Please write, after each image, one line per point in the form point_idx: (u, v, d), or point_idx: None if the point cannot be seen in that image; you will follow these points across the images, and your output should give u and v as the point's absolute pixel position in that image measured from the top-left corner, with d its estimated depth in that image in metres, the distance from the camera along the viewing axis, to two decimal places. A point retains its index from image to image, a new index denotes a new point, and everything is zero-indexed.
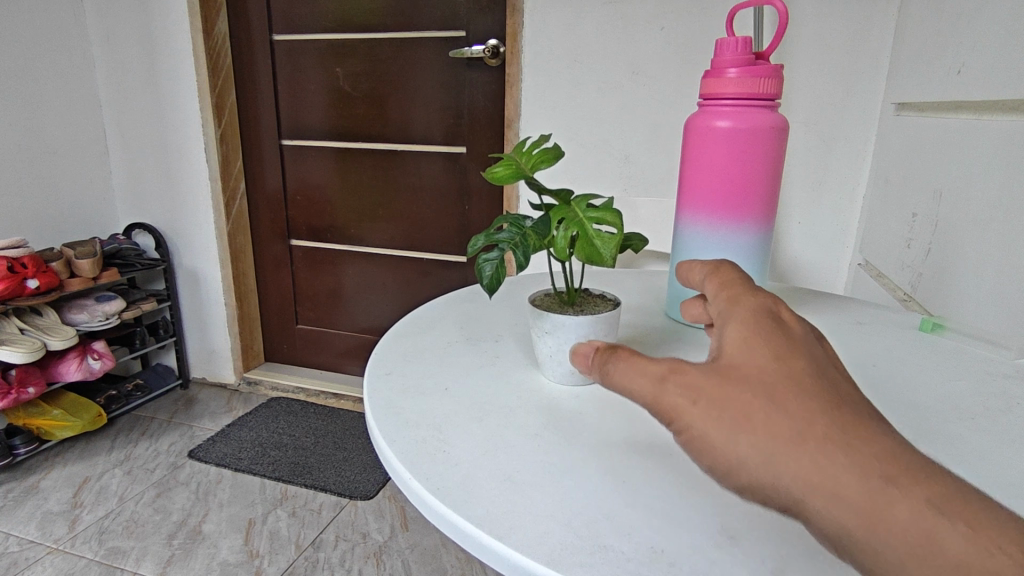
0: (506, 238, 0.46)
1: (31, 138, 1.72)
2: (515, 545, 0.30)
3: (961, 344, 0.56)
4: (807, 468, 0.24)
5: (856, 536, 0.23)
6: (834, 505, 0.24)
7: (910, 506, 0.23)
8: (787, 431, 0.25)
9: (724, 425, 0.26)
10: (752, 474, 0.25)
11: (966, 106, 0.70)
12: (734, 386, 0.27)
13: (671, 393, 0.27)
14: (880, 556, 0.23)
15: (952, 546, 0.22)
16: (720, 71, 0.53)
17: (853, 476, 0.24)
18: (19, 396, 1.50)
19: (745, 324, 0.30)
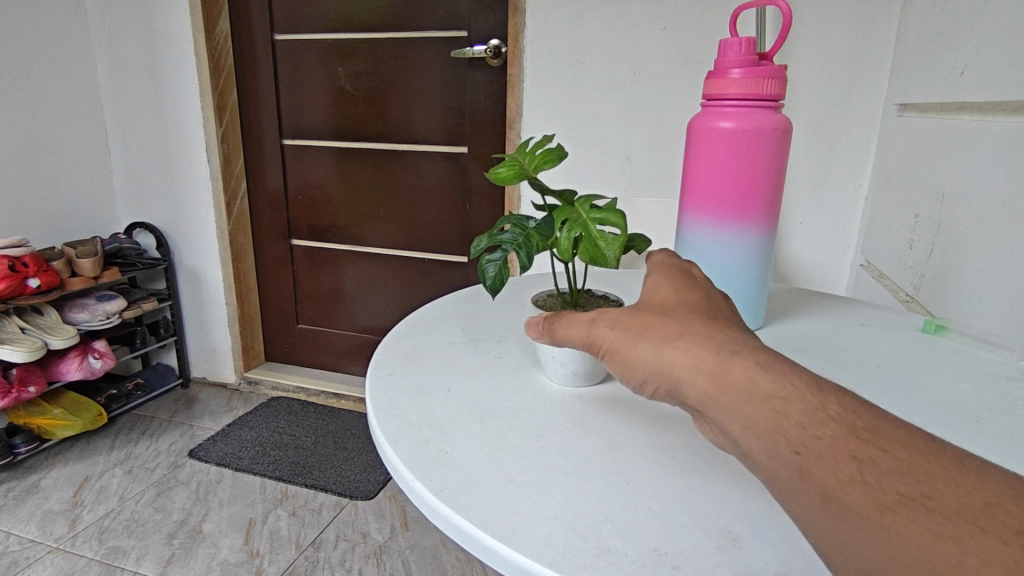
0: (508, 241, 0.46)
1: (32, 137, 1.72)
2: (519, 547, 0.30)
3: (965, 346, 0.56)
4: (674, 354, 0.32)
5: (707, 397, 0.30)
6: (691, 375, 0.31)
7: (746, 370, 0.29)
8: (668, 330, 0.33)
9: (624, 335, 0.34)
10: (641, 367, 0.33)
11: (969, 107, 0.70)
12: (635, 309, 0.35)
13: (594, 325, 0.36)
14: (724, 410, 0.29)
15: (772, 393, 0.28)
16: (723, 71, 0.53)
17: (706, 355, 0.31)
18: (19, 395, 1.50)
19: (658, 270, 0.39)
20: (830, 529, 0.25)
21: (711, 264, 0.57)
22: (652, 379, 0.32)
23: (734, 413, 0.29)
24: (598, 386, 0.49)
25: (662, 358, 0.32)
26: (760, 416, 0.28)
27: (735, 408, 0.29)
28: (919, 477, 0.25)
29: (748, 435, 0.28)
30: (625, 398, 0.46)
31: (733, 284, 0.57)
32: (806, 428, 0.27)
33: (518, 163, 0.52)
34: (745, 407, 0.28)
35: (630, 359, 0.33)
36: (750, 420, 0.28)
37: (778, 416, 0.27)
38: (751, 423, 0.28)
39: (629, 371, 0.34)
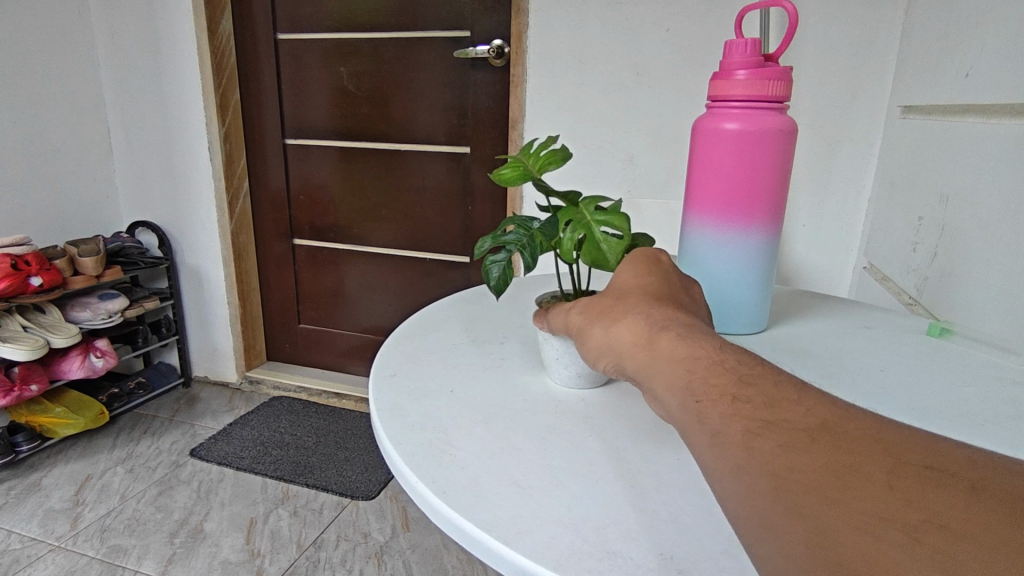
0: (513, 241, 0.46)
1: (36, 135, 1.72)
2: (524, 550, 0.30)
3: (969, 350, 0.56)
4: (616, 328, 0.38)
5: (637, 361, 0.36)
6: (625, 344, 0.37)
7: (666, 336, 0.35)
8: (616, 310, 0.39)
9: (585, 318, 0.41)
10: (593, 342, 0.40)
11: (973, 110, 0.70)
12: (597, 296, 0.42)
13: (568, 312, 0.43)
14: (645, 369, 0.35)
15: (681, 353, 0.34)
16: (728, 73, 0.52)
17: (638, 327, 0.37)
18: (22, 393, 1.50)
19: (631, 254, 0.44)
20: (708, 455, 0.29)
21: (714, 265, 0.57)
22: (600, 352, 0.39)
23: (651, 367, 0.34)
24: (601, 388, 0.49)
25: (608, 333, 0.39)
26: (669, 369, 0.33)
27: (653, 366, 0.34)
28: (788, 417, 0.29)
29: (660, 388, 0.33)
30: (629, 400, 0.46)
31: (737, 286, 0.57)
32: (702, 378, 0.32)
33: (522, 164, 0.52)
34: (660, 364, 0.34)
35: (586, 337, 0.40)
36: (662, 375, 0.33)
37: (683, 370, 0.33)
38: (662, 377, 0.33)
39: (585, 348, 0.40)
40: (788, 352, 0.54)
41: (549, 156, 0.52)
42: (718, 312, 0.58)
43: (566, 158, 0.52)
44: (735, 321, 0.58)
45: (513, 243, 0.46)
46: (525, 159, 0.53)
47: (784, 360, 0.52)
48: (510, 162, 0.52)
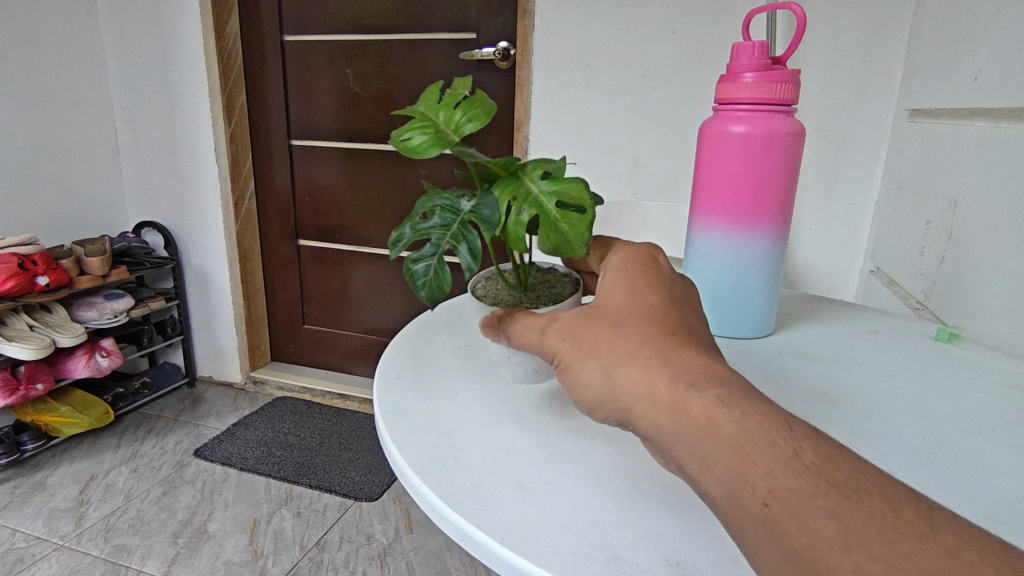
0: (442, 236, 0.42)
1: (44, 136, 1.74)
2: (527, 554, 0.30)
3: (976, 355, 0.56)
4: (629, 379, 0.31)
5: (666, 429, 0.29)
6: (647, 405, 0.30)
7: (703, 401, 0.29)
8: (625, 352, 0.32)
9: (579, 355, 0.34)
10: (591, 390, 0.33)
11: (982, 114, 0.70)
12: (591, 322, 0.35)
13: (551, 338, 0.36)
14: (677, 442, 0.29)
15: (733, 431, 0.27)
16: (736, 75, 0.52)
17: (664, 383, 0.30)
18: (27, 391, 1.51)
19: (624, 268, 0.38)
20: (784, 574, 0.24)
21: (720, 268, 0.56)
22: (602, 402, 0.32)
23: (683, 441, 0.28)
24: None
25: (616, 382, 0.32)
26: (714, 450, 0.27)
27: (690, 442, 0.28)
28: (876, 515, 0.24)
29: (703, 473, 0.27)
30: None
31: (744, 290, 0.56)
32: (765, 469, 0.26)
33: (433, 136, 0.47)
34: (704, 444, 0.28)
35: (582, 381, 0.33)
36: (707, 457, 0.27)
37: (739, 457, 0.26)
38: (707, 460, 0.27)
39: (580, 393, 0.33)
40: (794, 356, 0.54)
41: (462, 125, 0.48)
42: (724, 317, 0.58)
43: (480, 125, 0.47)
44: (742, 324, 0.57)
45: (442, 236, 0.42)
46: (433, 128, 0.48)
47: (791, 364, 0.52)
48: (418, 137, 0.47)
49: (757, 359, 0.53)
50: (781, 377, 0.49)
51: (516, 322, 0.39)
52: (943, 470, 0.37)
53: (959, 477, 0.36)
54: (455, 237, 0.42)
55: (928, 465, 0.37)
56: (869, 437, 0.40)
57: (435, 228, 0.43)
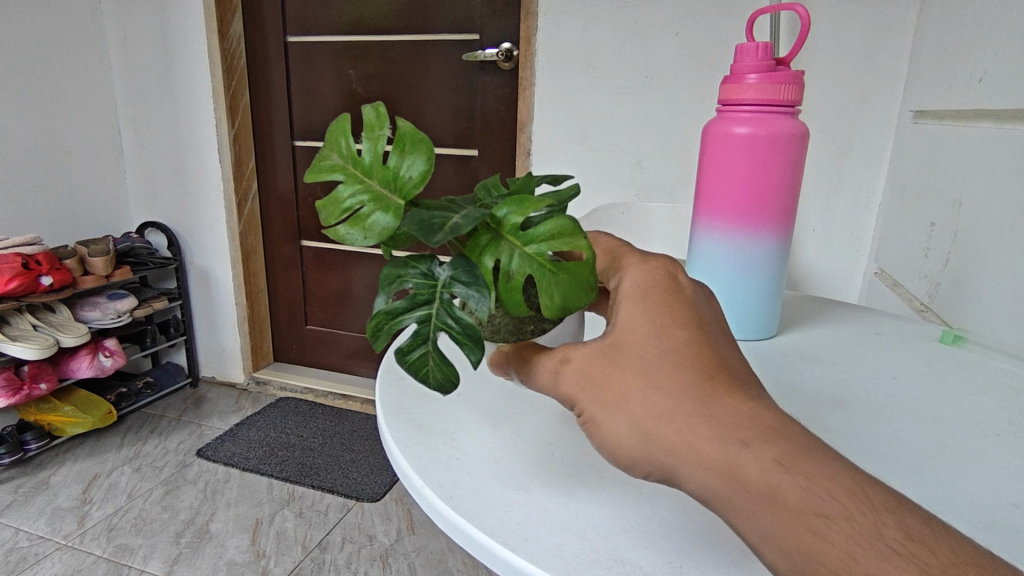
0: (426, 323, 0.34)
1: (48, 136, 1.74)
2: (530, 556, 0.30)
3: (982, 358, 0.55)
4: (676, 442, 0.30)
5: (724, 500, 0.28)
6: (699, 472, 0.29)
7: (762, 468, 0.28)
8: (665, 410, 0.30)
9: (609, 410, 0.31)
10: (628, 450, 0.31)
11: (986, 115, 0.69)
12: (617, 369, 0.32)
13: (568, 384, 0.33)
14: (739, 513, 0.28)
15: (800, 504, 0.27)
16: (739, 76, 0.52)
17: (716, 448, 0.29)
18: (31, 391, 1.52)
19: (639, 291, 0.35)
20: None
21: (724, 269, 0.56)
22: (642, 462, 0.31)
23: (740, 507, 0.28)
24: None
25: (659, 444, 0.30)
26: (774, 521, 0.27)
27: (754, 516, 0.27)
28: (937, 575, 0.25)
29: (770, 546, 0.27)
30: None
31: (748, 292, 0.56)
32: (841, 548, 0.26)
33: (371, 195, 0.35)
34: (770, 518, 0.27)
35: (616, 439, 0.31)
36: (772, 531, 0.27)
37: (810, 535, 0.26)
38: (774, 535, 0.27)
39: (613, 450, 0.31)
40: (798, 358, 0.54)
41: (401, 167, 0.35)
42: (729, 319, 0.57)
43: (429, 162, 0.35)
44: (746, 324, 0.57)
45: (426, 322, 0.34)
46: (366, 185, 0.35)
47: (794, 366, 0.52)
48: (354, 205, 0.35)
49: (761, 361, 0.53)
50: (785, 379, 0.49)
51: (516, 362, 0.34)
52: (949, 473, 0.37)
53: (965, 481, 0.36)
54: (439, 318, 0.33)
55: (934, 468, 0.37)
56: (875, 440, 0.40)
57: (415, 312, 0.34)
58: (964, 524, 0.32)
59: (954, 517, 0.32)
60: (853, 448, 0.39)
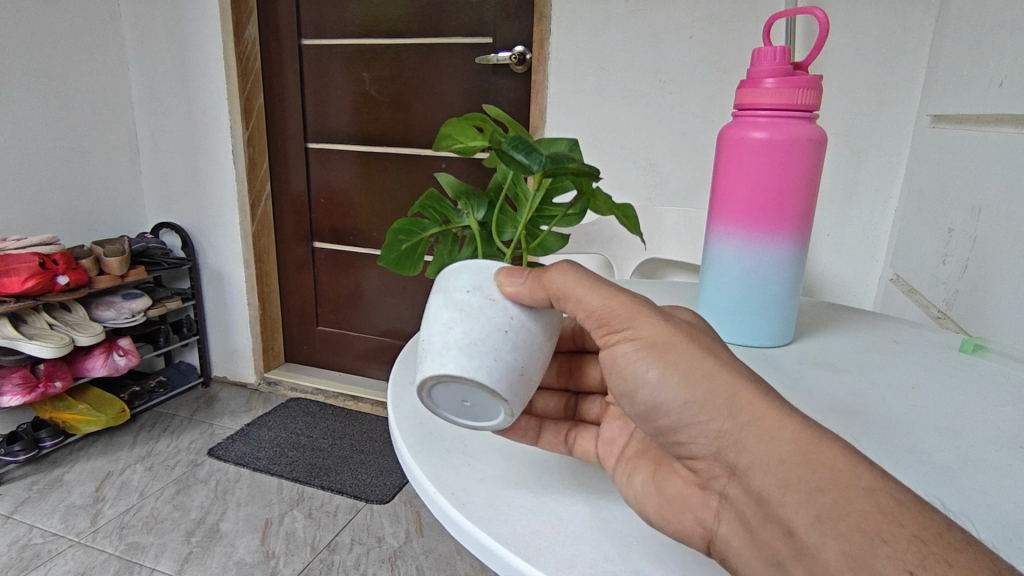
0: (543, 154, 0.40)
1: (68, 137, 1.77)
2: (544, 566, 0.29)
3: (1004, 367, 0.54)
4: (752, 400, 0.30)
5: (789, 478, 0.27)
6: (772, 438, 0.28)
7: (837, 449, 0.28)
8: (747, 376, 0.31)
9: (680, 347, 0.32)
10: (679, 385, 0.32)
11: (1006, 120, 0.68)
12: (697, 332, 0.34)
13: (640, 317, 0.34)
14: (800, 492, 0.27)
15: (872, 485, 0.26)
16: (756, 80, 0.51)
17: (791, 422, 0.28)
18: (46, 389, 1.54)
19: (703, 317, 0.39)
20: None
21: (741, 276, 0.56)
22: (690, 407, 0.31)
23: (807, 487, 0.27)
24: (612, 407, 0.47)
25: (736, 399, 0.30)
26: (842, 499, 0.26)
27: (818, 491, 0.26)
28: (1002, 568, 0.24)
29: (826, 527, 0.26)
30: None
31: (764, 298, 0.55)
32: (911, 531, 0.24)
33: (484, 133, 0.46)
34: (836, 494, 0.26)
35: (671, 369, 0.32)
36: (835, 510, 0.26)
37: (879, 516, 0.25)
38: (834, 515, 0.26)
39: (660, 374, 0.33)
40: (814, 365, 0.53)
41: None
42: (747, 325, 0.56)
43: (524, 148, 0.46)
44: (753, 330, 0.56)
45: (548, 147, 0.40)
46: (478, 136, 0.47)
47: (811, 373, 0.51)
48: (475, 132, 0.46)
49: (778, 368, 0.52)
50: (802, 388, 0.48)
51: (586, 284, 0.36)
52: (972, 484, 0.36)
53: (990, 492, 0.35)
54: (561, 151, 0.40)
55: (957, 481, 0.36)
56: (896, 453, 0.39)
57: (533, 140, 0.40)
58: (988, 536, 0.31)
59: (981, 529, 0.32)
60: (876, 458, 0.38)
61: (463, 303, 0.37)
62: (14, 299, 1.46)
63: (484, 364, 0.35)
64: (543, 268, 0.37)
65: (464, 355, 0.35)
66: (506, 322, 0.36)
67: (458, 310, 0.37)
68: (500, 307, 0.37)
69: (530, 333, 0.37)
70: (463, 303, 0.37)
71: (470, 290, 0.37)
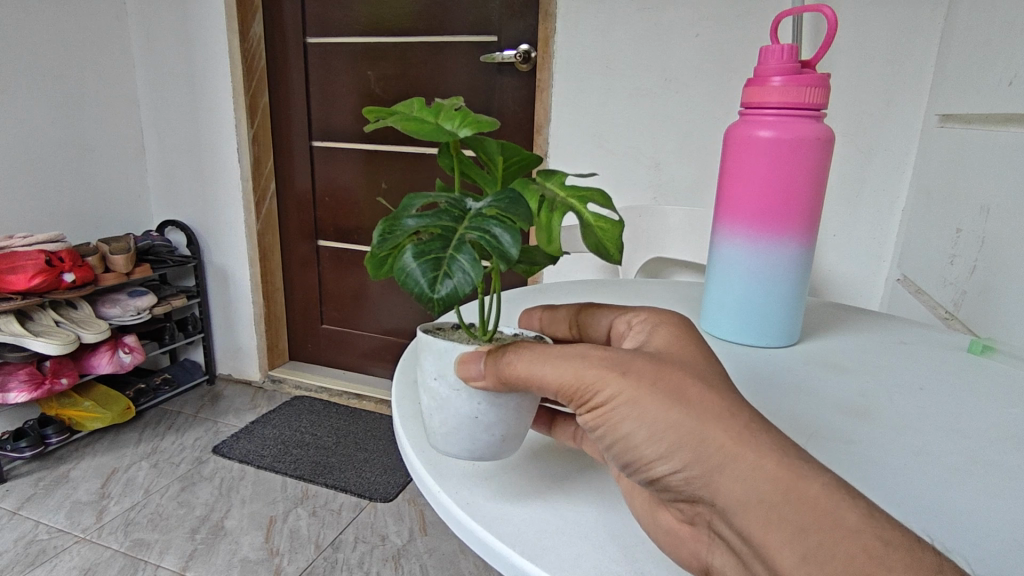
0: (452, 225, 0.32)
1: (75, 135, 1.78)
2: (547, 566, 0.29)
3: (1012, 369, 0.54)
4: (722, 436, 0.28)
5: (772, 514, 0.27)
6: (751, 475, 0.27)
7: (820, 486, 0.27)
8: (719, 411, 0.29)
9: (651, 396, 0.30)
10: (647, 443, 0.30)
11: (1017, 119, 0.67)
12: (659, 363, 0.32)
13: (599, 370, 0.32)
14: (784, 532, 0.27)
15: (859, 525, 0.26)
16: (763, 79, 0.51)
17: (770, 459, 0.27)
18: (53, 386, 1.55)
19: (664, 325, 0.37)
20: None
21: (745, 277, 0.55)
22: (665, 460, 0.30)
23: (789, 530, 0.27)
24: None
25: (707, 441, 0.29)
26: (826, 544, 0.26)
27: (802, 532, 0.26)
28: None
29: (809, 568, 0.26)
30: None
31: (768, 299, 0.55)
32: None
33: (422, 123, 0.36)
34: (820, 536, 0.26)
35: (645, 426, 0.30)
36: (821, 552, 0.26)
37: (866, 559, 0.25)
38: (820, 557, 0.26)
39: (639, 431, 0.30)
40: (820, 366, 0.53)
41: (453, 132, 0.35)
42: (755, 325, 0.56)
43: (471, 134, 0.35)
44: (749, 329, 0.56)
45: (454, 227, 0.32)
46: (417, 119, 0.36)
47: (818, 374, 0.51)
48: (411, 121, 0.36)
49: (783, 368, 0.52)
50: (810, 391, 0.48)
51: (544, 352, 0.33)
52: (985, 489, 0.35)
53: (1002, 496, 0.35)
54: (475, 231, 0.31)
55: (966, 486, 0.35)
56: (904, 456, 0.38)
57: (434, 214, 0.32)
58: (994, 542, 0.31)
59: (990, 533, 0.31)
60: (884, 461, 0.38)
61: (434, 391, 0.37)
62: (20, 296, 1.45)
63: (473, 449, 0.37)
64: (495, 353, 0.34)
65: (454, 441, 0.37)
66: (475, 409, 0.36)
67: (432, 399, 0.37)
68: (466, 397, 0.36)
69: (504, 413, 0.36)
70: (434, 391, 0.37)
71: (437, 377, 0.37)
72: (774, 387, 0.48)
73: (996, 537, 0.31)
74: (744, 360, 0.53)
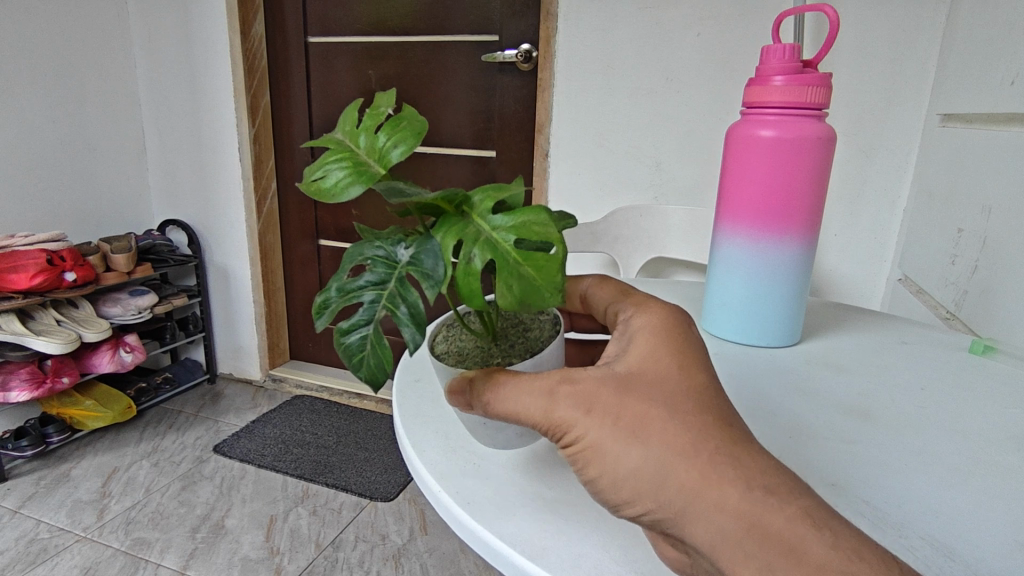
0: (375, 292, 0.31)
1: (76, 134, 1.78)
2: (547, 566, 0.29)
3: (1014, 369, 0.54)
4: (687, 476, 0.28)
5: (739, 550, 0.26)
6: (712, 516, 0.27)
7: (787, 518, 0.26)
8: (680, 449, 0.28)
9: (616, 440, 0.29)
10: (612, 487, 0.29)
11: (1019, 118, 0.67)
12: (630, 394, 0.30)
13: (566, 410, 0.30)
14: (749, 569, 0.26)
15: (827, 559, 0.25)
16: (764, 78, 0.51)
17: (735, 493, 0.27)
18: (53, 385, 1.55)
19: (650, 333, 0.34)
20: None
21: (745, 277, 0.55)
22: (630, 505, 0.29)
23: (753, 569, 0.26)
24: None
25: (666, 485, 0.28)
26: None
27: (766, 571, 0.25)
28: None
29: None
30: None
31: (768, 299, 0.55)
32: None
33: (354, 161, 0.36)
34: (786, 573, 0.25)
35: (610, 473, 0.29)
36: None
37: None
38: None
39: (605, 475, 0.29)
40: (820, 366, 0.53)
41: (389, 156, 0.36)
42: (757, 325, 0.56)
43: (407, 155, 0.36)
44: (750, 328, 0.56)
45: (374, 302, 0.31)
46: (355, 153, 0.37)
47: (818, 375, 0.51)
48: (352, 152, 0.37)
49: (783, 368, 0.52)
50: (810, 391, 0.47)
51: (506, 388, 0.32)
52: (985, 490, 0.35)
53: (1001, 497, 0.34)
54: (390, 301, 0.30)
55: (967, 486, 0.35)
56: (904, 456, 0.38)
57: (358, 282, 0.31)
58: (995, 543, 0.30)
59: (991, 533, 0.31)
60: (885, 463, 0.37)
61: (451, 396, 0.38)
62: (20, 295, 1.46)
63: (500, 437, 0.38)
64: (467, 380, 0.33)
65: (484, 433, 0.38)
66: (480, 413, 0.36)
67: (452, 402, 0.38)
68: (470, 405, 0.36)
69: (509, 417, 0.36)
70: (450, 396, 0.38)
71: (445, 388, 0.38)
72: (773, 387, 0.48)
73: (996, 539, 0.31)
74: (744, 360, 0.53)
